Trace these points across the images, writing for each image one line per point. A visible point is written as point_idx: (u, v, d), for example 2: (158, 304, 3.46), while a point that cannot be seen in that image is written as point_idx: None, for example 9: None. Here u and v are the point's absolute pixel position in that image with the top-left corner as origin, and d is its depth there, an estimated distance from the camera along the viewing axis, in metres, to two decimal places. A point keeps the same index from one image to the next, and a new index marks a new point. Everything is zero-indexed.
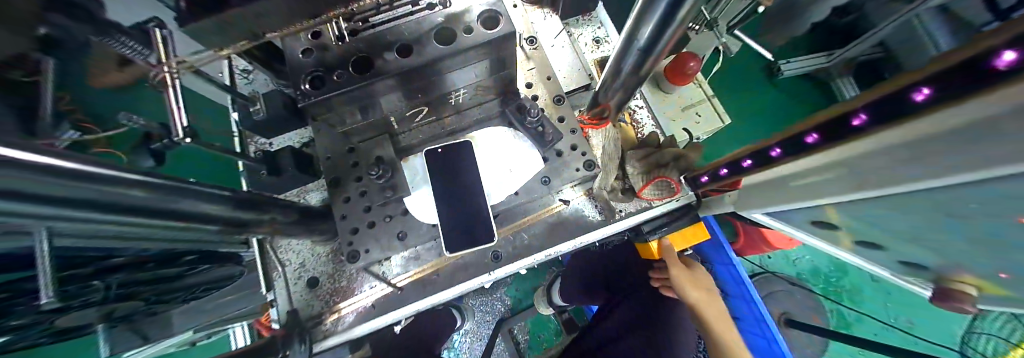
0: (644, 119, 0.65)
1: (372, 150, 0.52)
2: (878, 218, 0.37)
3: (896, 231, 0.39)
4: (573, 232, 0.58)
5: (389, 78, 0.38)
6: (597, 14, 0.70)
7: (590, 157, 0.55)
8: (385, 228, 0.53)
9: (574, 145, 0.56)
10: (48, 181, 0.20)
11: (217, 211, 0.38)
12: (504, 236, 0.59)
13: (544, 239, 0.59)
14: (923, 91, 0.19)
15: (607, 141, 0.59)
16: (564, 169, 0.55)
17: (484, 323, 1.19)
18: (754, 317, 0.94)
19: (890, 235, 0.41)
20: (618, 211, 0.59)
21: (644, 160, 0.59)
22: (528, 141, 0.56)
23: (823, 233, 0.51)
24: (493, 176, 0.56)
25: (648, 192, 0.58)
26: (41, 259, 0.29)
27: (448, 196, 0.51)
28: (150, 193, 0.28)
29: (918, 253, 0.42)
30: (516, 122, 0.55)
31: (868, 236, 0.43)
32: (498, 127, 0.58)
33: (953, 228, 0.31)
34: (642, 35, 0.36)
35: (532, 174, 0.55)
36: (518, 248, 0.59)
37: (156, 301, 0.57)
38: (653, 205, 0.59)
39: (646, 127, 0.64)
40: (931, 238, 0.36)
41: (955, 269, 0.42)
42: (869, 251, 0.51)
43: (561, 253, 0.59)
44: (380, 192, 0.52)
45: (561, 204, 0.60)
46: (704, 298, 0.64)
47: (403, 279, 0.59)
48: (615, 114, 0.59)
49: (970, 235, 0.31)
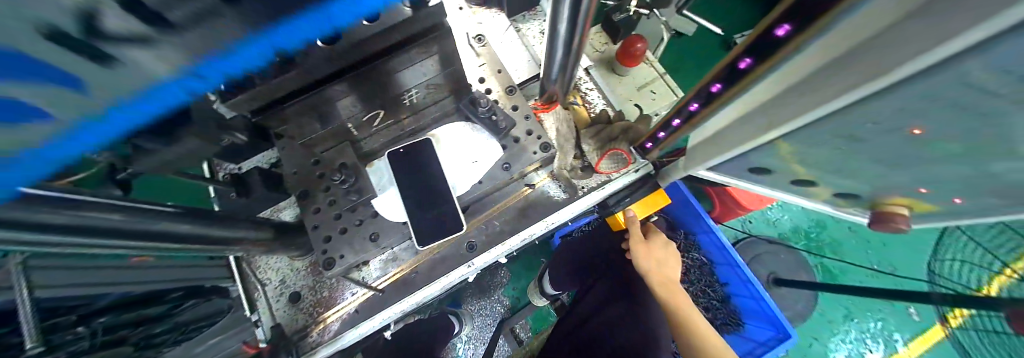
0: (595, 99, 0.68)
1: (336, 158, 0.55)
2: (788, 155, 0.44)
3: (820, 163, 0.42)
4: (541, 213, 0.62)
5: (340, 84, 0.41)
6: (542, 8, 0.74)
7: (545, 140, 0.59)
8: (358, 232, 0.55)
9: (530, 130, 0.59)
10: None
11: (191, 232, 0.39)
12: (476, 225, 0.61)
13: (516, 223, 0.62)
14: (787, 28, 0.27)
15: (560, 124, 0.63)
16: (523, 154, 0.58)
17: (485, 328, 1.17)
18: (738, 280, 0.96)
19: (818, 169, 0.45)
20: (580, 188, 0.63)
21: (597, 137, 0.63)
22: (485, 132, 0.58)
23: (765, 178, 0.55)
24: (458, 169, 0.58)
25: (605, 165, 0.62)
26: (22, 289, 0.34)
27: (413, 192, 0.54)
28: (121, 216, 0.30)
29: (848, 183, 0.46)
30: (471, 115, 0.58)
31: (801, 174, 0.47)
32: (457, 122, 0.60)
33: (850, 151, 0.36)
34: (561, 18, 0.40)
35: (494, 162, 0.58)
36: (492, 236, 0.61)
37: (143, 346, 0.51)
38: (612, 177, 0.63)
39: (598, 107, 0.67)
40: (845, 164, 0.40)
41: (884, 191, 0.45)
42: (810, 191, 0.55)
43: (534, 235, 0.62)
44: (348, 197, 0.54)
45: (528, 188, 0.63)
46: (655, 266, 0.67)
47: (383, 282, 0.60)
48: (564, 97, 0.63)
49: (869, 155, 0.35)
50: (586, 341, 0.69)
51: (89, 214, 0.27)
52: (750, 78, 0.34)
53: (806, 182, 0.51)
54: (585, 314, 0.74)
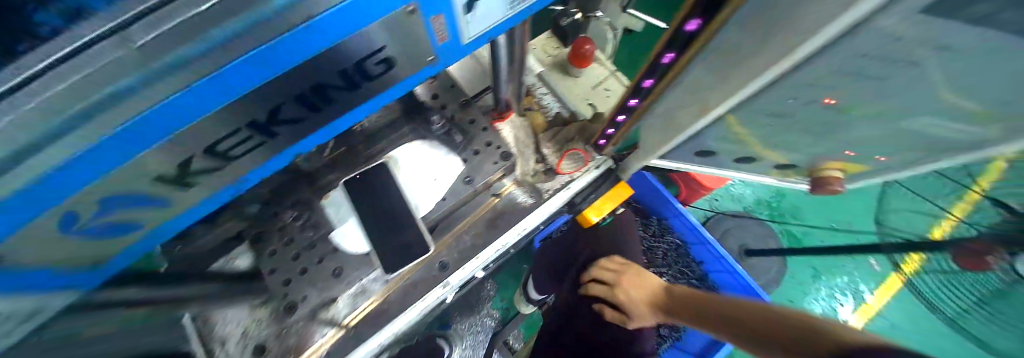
0: (551, 103, 0.68)
1: (287, 194, 0.53)
2: (734, 132, 0.46)
3: (758, 139, 0.46)
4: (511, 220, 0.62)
5: None
6: None
7: (504, 149, 0.60)
8: (321, 269, 0.53)
9: (488, 141, 0.59)
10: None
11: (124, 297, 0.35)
12: (446, 244, 0.60)
13: (487, 236, 0.61)
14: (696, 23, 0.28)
15: (518, 131, 0.63)
16: (483, 165, 0.58)
17: (477, 345, 1.13)
18: (713, 257, 0.98)
19: (758, 145, 0.48)
20: (545, 192, 0.63)
21: (555, 139, 0.65)
22: (443, 148, 0.57)
23: (715, 158, 0.57)
24: (419, 189, 0.56)
25: (566, 166, 0.64)
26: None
27: (374, 219, 0.51)
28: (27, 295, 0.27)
29: (785, 154, 0.50)
30: (427, 133, 0.57)
31: (744, 150, 0.50)
32: (413, 141, 0.58)
33: (783, 123, 0.39)
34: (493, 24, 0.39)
35: (455, 177, 0.57)
36: (463, 252, 0.59)
37: None
38: (574, 177, 0.64)
39: (554, 109, 0.68)
40: (779, 137, 0.43)
41: (817, 160, 0.49)
42: (756, 166, 0.58)
43: (508, 243, 0.62)
44: (305, 235, 0.53)
45: (495, 197, 0.62)
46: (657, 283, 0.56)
47: (354, 319, 0.54)
48: (518, 104, 0.63)
49: (797, 126, 0.38)
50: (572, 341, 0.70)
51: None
52: (675, 70, 0.36)
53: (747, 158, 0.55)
54: (567, 311, 0.74)
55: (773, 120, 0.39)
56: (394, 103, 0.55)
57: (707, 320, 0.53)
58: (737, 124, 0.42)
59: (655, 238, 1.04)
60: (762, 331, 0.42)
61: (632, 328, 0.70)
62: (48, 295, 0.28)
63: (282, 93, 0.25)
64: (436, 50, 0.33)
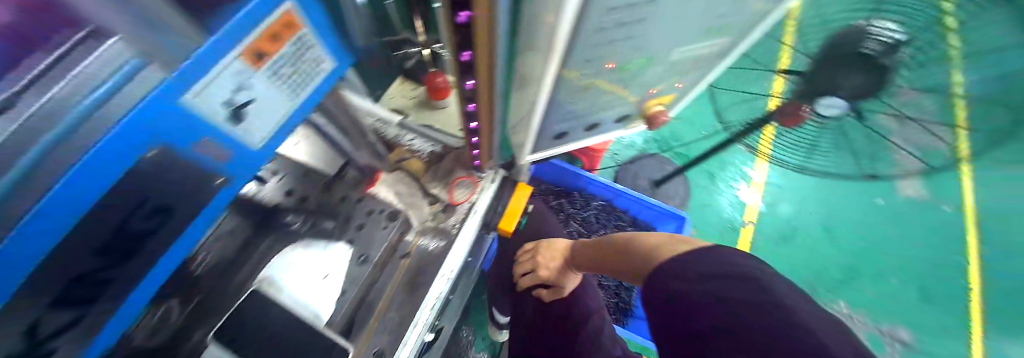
0: (420, 144, 0.70)
1: None
2: (565, 99, 0.52)
3: (583, 97, 0.54)
4: (430, 271, 0.58)
5: None
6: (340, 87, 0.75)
7: (389, 210, 0.59)
8: None
9: (370, 209, 0.59)
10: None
11: None
12: (374, 331, 0.52)
13: (412, 303, 0.55)
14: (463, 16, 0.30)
15: (396, 185, 0.62)
16: (374, 235, 0.57)
17: None
18: (634, 201, 1.08)
19: (586, 102, 0.56)
20: (452, 228, 0.62)
21: (438, 176, 0.65)
22: (323, 243, 0.53)
23: (574, 129, 0.64)
24: (310, 293, 0.50)
25: (458, 195, 0.64)
26: None
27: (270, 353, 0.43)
28: None
29: (612, 101, 0.59)
30: (295, 233, 0.54)
31: (587, 109, 0.59)
32: (284, 249, 0.52)
33: (585, 72, 0.46)
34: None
35: (349, 262, 0.54)
36: (394, 331, 0.52)
37: None
38: (472, 202, 0.65)
39: (425, 149, 0.69)
40: (598, 86, 0.52)
41: (635, 98, 0.61)
42: (608, 125, 0.68)
43: (440, 295, 0.58)
44: None
45: (407, 257, 0.58)
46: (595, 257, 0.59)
47: None
48: (384, 162, 0.63)
49: (595, 70, 0.47)
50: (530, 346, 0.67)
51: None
52: (480, 65, 0.38)
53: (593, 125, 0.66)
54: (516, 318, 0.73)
55: (588, 74, 0.47)
56: (237, 222, 0.51)
57: (608, 265, 0.56)
58: (573, 89, 0.50)
59: (583, 209, 1.10)
60: (638, 265, 0.48)
61: (573, 295, 0.69)
62: None
63: (101, 229, 0.22)
64: (225, 171, 0.30)
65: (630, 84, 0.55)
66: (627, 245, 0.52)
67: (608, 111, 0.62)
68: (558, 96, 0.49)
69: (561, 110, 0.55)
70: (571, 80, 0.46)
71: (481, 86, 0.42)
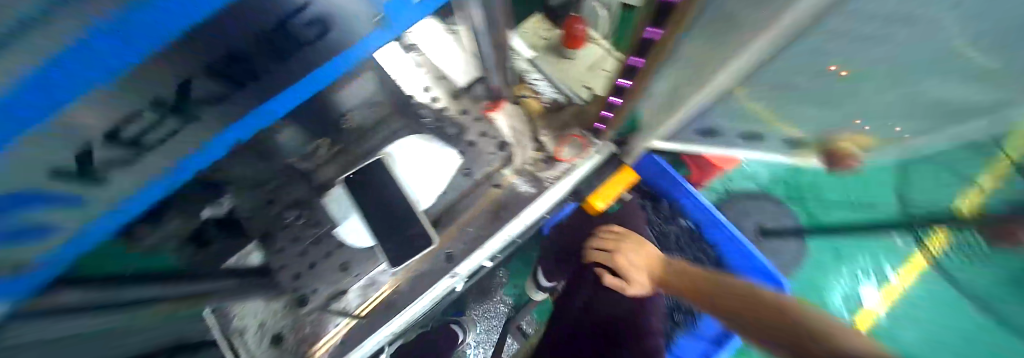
0: (545, 88, 0.68)
1: (290, 193, 0.55)
2: (741, 104, 0.42)
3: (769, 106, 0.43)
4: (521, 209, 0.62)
5: None
6: None
7: (500, 139, 0.60)
8: (331, 263, 0.56)
9: (483, 132, 0.60)
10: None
11: None
12: (449, 237, 0.60)
13: (491, 227, 0.61)
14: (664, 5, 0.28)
15: (512, 119, 0.61)
16: (480, 156, 0.59)
17: (491, 330, 1.18)
18: (727, 237, 0.96)
19: (769, 114, 0.45)
20: (546, 181, 0.62)
21: (552, 126, 0.63)
22: (439, 142, 0.58)
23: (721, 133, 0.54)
24: (418, 182, 0.58)
25: (565, 153, 0.62)
26: None
27: (384, 212, 0.55)
28: None
29: (796, 124, 0.49)
30: (421, 127, 0.58)
31: (755, 122, 0.49)
32: (410, 136, 0.58)
33: (802, 84, 0.35)
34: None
35: (455, 170, 0.59)
36: (468, 243, 0.60)
37: None
38: (576, 164, 0.63)
39: (550, 95, 0.67)
40: (795, 102, 0.40)
41: (831, 127, 0.48)
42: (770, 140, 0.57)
43: (513, 233, 0.63)
44: (311, 231, 0.55)
45: (496, 188, 0.61)
46: (690, 282, 0.55)
47: (366, 308, 0.57)
48: (513, 92, 0.62)
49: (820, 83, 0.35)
50: (574, 316, 0.70)
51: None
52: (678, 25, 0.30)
53: (756, 135, 0.54)
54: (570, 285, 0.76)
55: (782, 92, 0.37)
56: (384, 98, 0.57)
57: (703, 295, 0.52)
58: (756, 97, 0.40)
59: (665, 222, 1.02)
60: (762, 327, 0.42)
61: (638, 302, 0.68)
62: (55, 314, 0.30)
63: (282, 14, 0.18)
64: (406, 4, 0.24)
65: (842, 109, 0.41)
66: (749, 295, 0.47)
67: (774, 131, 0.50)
68: (733, 99, 0.40)
69: (722, 117, 0.47)
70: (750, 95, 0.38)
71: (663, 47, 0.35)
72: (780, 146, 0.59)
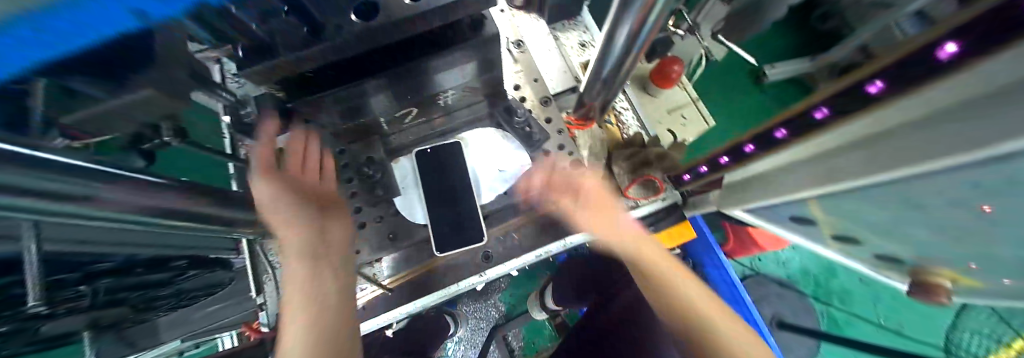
0: (629, 120, 0.67)
1: (361, 151, 0.55)
2: (848, 210, 0.41)
3: (874, 223, 0.41)
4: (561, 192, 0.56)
5: (377, 79, 0.41)
6: (582, 18, 0.71)
7: (576, 157, 0.57)
8: (379, 229, 0.56)
9: (561, 145, 0.58)
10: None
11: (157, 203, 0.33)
12: (492, 237, 0.60)
13: (534, 240, 0.61)
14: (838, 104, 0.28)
15: (594, 142, 0.63)
16: (553, 168, 0.56)
17: (478, 329, 1.22)
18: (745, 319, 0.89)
19: (867, 230, 0.44)
20: None
21: (629, 161, 0.60)
22: (516, 142, 0.58)
23: (802, 223, 0.53)
24: (485, 177, 0.58)
25: (634, 191, 0.60)
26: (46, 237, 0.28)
27: (443, 195, 0.55)
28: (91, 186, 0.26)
29: (890, 246, 0.47)
30: (504, 123, 0.58)
31: (846, 230, 0.47)
32: (487, 128, 0.60)
33: (923, 219, 0.34)
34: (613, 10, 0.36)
35: (521, 175, 0.58)
36: (508, 249, 0.60)
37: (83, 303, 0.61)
38: (640, 204, 0.61)
39: (632, 128, 0.66)
40: (904, 230, 0.39)
41: (926, 259, 0.46)
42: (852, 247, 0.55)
43: (551, 252, 0.60)
44: (371, 193, 0.54)
45: None
46: None
47: (395, 280, 0.60)
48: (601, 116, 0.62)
49: (947, 226, 0.33)
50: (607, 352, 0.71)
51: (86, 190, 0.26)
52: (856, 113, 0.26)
53: (849, 240, 0.52)
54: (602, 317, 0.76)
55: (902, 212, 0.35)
56: (481, 85, 0.52)
57: None
58: (863, 210, 0.39)
59: None
60: None
61: None
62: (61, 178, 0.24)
63: None
64: None
65: (951, 253, 0.40)
66: None
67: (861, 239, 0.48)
68: (838, 201, 0.39)
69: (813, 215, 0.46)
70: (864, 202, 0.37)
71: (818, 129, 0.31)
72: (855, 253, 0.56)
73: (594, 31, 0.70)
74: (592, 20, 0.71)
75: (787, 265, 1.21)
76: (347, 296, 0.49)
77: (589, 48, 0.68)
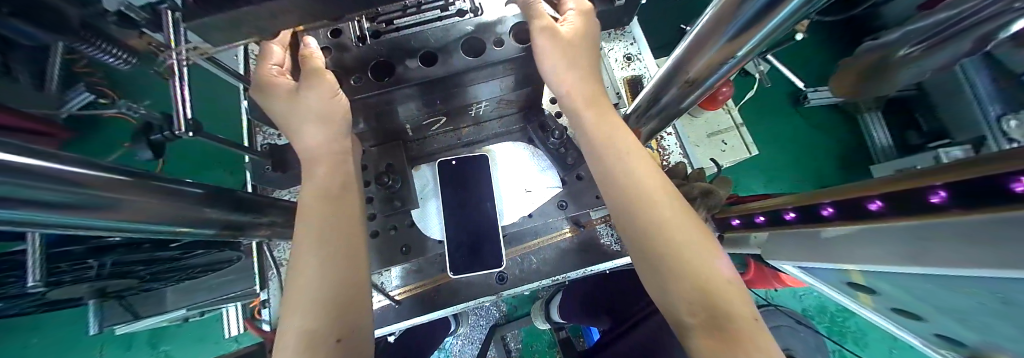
0: (672, 146, 0.63)
1: (384, 156, 0.52)
2: (911, 287, 0.34)
3: (943, 309, 0.34)
4: (606, 174, 0.37)
5: (409, 88, 0.39)
6: (630, 30, 0.67)
7: None
8: (392, 240, 0.50)
9: None
10: (48, 184, 0.19)
11: (153, 206, 0.30)
12: (510, 257, 0.58)
13: (554, 265, 0.57)
14: (941, 193, 0.23)
15: None
16: (585, 194, 0.52)
17: (477, 327, 1.21)
18: None
19: (936, 313, 0.37)
20: None
21: None
22: (548, 161, 0.55)
23: (857, 292, 0.47)
24: (511, 196, 0.55)
25: None
26: (31, 229, 0.25)
27: (461, 209, 0.51)
28: (81, 192, 0.22)
29: (960, 337, 0.38)
30: (536, 140, 0.55)
31: (905, 305, 0.40)
32: (518, 142, 0.58)
33: (1004, 316, 0.28)
34: (686, 40, 0.33)
35: (550, 198, 0.53)
36: (525, 271, 0.57)
37: (112, 271, 0.66)
38: None
39: (673, 156, 0.62)
40: (983, 325, 0.32)
41: None
42: (914, 326, 0.46)
43: (567, 278, 0.56)
44: (388, 203, 0.50)
45: (574, 228, 0.58)
46: None
47: (403, 292, 0.57)
48: (644, 140, 0.58)
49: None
50: None
51: (107, 195, 0.25)
52: (990, 200, 0.19)
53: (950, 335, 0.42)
54: (608, 340, 0.75)
55: (959, 306, 0.31)
56: (517, 98, 0.51)
57: None
58: (929, 290, 0.33)
59: None
60: None
61: None
62: (64, 189, 0.21)
63: None
64: None
65: None
66: None
67: (925, 328, 0.44)
68: (904, 277, 0.33)
69: (869, 282, 0.40)
70: (919, 287, 0.33)
71: (933, 216, 0.24)
72: (927, 338, 0.47)
73: (641, 44, 0.66)
74: (640, 32, 0.67)
75: (803, 299, 1.17)
76: (357, 249, 0.37)
77: (634, 63, 0.65)
